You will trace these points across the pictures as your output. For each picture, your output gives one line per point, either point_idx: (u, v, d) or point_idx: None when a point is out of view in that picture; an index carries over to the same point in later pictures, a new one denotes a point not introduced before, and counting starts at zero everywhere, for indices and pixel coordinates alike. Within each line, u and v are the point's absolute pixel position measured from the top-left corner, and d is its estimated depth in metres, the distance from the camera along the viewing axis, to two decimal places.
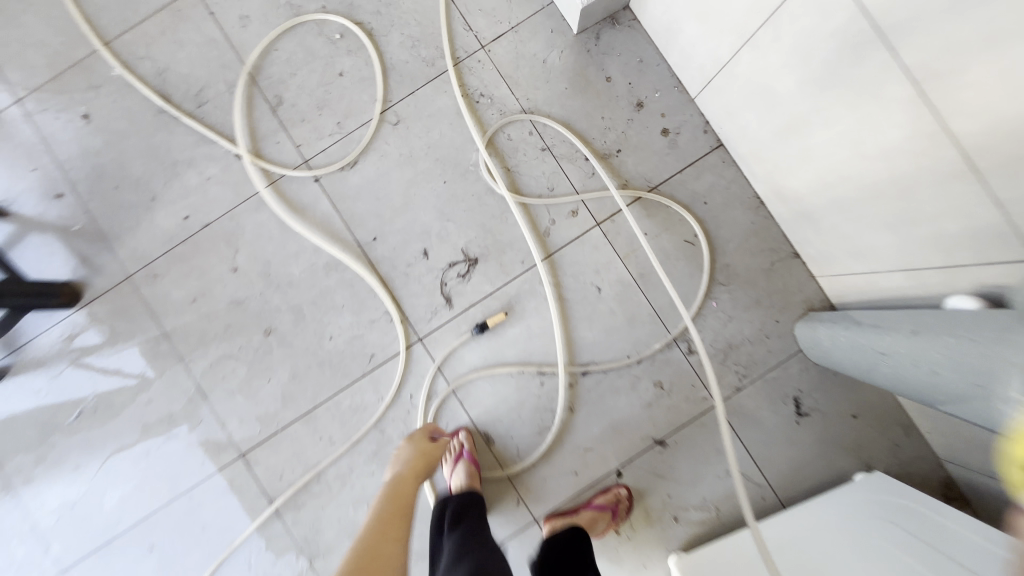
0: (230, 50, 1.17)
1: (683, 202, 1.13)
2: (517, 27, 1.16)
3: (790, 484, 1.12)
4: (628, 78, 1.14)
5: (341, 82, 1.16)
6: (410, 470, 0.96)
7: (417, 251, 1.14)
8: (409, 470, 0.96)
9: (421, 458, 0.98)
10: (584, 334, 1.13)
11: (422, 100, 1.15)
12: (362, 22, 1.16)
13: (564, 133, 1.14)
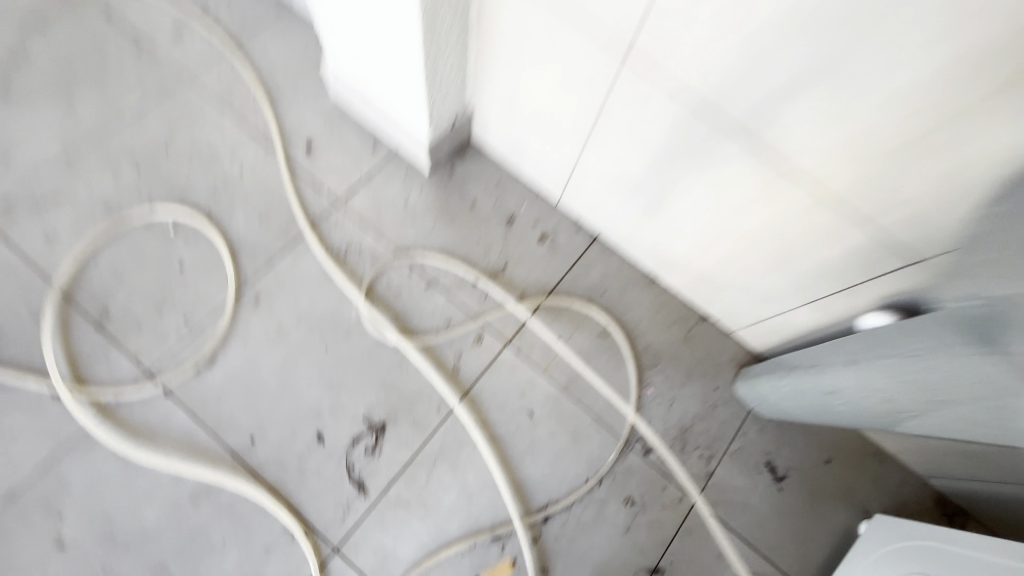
0: (33, 273, 0.99)
1: (583, 298, 1.10)
2: (369, 177, 1.14)
3: (804, 564, 0.98)
4: (492, 199, 1.16)
5: (182, 273, 1.02)
6: None
7: (309, 437, 0.94)
8: None
9: None
10: (530, 470, 0.97)
11: (282, 270, 1.05)
12: (198, 208, 1.07)
13: (445, 263, 1.09)
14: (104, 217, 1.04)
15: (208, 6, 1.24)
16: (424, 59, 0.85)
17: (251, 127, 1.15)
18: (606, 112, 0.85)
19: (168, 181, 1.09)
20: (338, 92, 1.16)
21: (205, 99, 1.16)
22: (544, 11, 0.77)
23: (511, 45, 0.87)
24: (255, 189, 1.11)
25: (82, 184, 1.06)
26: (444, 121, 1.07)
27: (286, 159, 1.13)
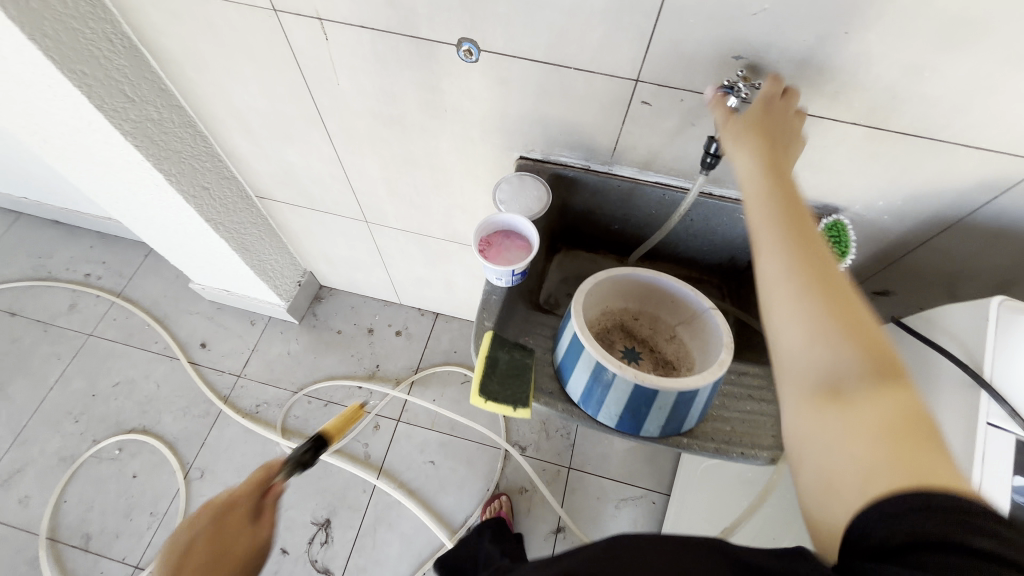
0: (19, 532, 1.25)
1: (442, 362, 1.48)
2: (256, 346, 1.50)
3: (658, 475, 1.34)
4: (352, 322, 1.54)
5: (138, 479, 1.31)
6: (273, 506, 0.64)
7: (276, 554, 1.23)
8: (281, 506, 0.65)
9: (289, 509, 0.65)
10: (446, 501, 1.30)
11: (214, 442, 1.36)
12: (134, 427, 1.38)
13: (333, 384, 1.44)
14: (63, 465, 1.33)
15: (91, 274, 1.60)
16: (251, 265, 1.25)
17: (154, 349, 1.49)
18: (381, 248, 1.26)
19: (104, 417, 1.39)
20: (211, 296, 1.53)
21: (112, 344, 1.49)
22: (308, 214, 1.18)
23: (305, 231, 1.28)
24: (173, 392, 1.43)
25: (37, 449, 1.34)
26: (290, 287, 1.45)
27: (189, 361, 1.47)
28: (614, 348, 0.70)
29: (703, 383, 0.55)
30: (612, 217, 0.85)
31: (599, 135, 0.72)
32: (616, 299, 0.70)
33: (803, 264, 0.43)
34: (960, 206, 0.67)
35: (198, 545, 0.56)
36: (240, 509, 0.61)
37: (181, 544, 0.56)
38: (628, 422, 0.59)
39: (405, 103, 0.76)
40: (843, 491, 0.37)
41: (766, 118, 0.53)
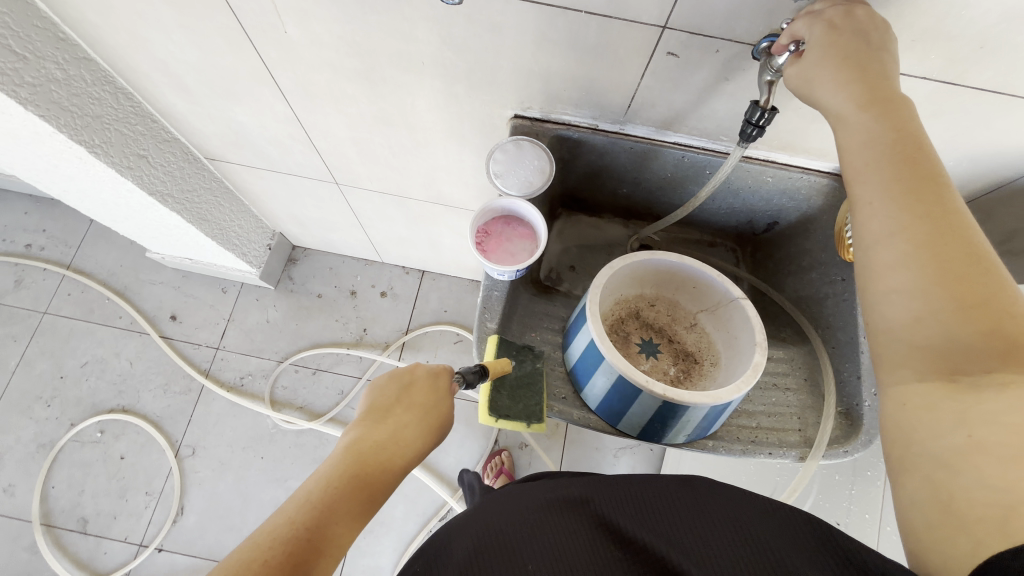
0: (11, 520, 1.22)
1: (432, 323, 1.41)
2: (231, 316, 1.40)
3: None
4: (333, 285, 1.44)
5: (127, 460, 1.27)
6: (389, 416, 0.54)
7: None
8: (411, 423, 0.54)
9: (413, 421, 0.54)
10: (447, 461, 1.31)
11: (201, 419, 1.31)
12: (113, 407, 1.31)
13: (319, 351, 1.37)
14: (44, 451, 1.27)
15: (32, 245, 1.43)
16: (212, 236, 1.12)
17: (120, 325, 1.38)
18: (357, 210, 1.13)
19: (78, 400, 1.31)
20: (173, 264, 1.40)
21: (72, 322, 1.38)
22: (270, 176, 1.04)
23: (269, 194, 1.13)
24: (149, 369, 1.35)
25: (11, 436, 1.28)
26: (260, 252, 1.33)
27: (160, 335, 1.37)
28: (630, 340, 0.63)
29: (735, 394, 0.50)
30: (620, 181, 0.75)
31: (611, 91, 0.60)
32: (631, 287, 0.63)
33: (928, 245, 0.38)
34: (1018, 166, 0.60)
35: (403, 399, 0.56)
36: (440, 380, 0.59)
37: (388, 395, 0.55)
38: (651, 431, 0.55)
39: (373, 54, 0.62)
40: (964, 513, 0.31)
41: (847, 41, 0.43)
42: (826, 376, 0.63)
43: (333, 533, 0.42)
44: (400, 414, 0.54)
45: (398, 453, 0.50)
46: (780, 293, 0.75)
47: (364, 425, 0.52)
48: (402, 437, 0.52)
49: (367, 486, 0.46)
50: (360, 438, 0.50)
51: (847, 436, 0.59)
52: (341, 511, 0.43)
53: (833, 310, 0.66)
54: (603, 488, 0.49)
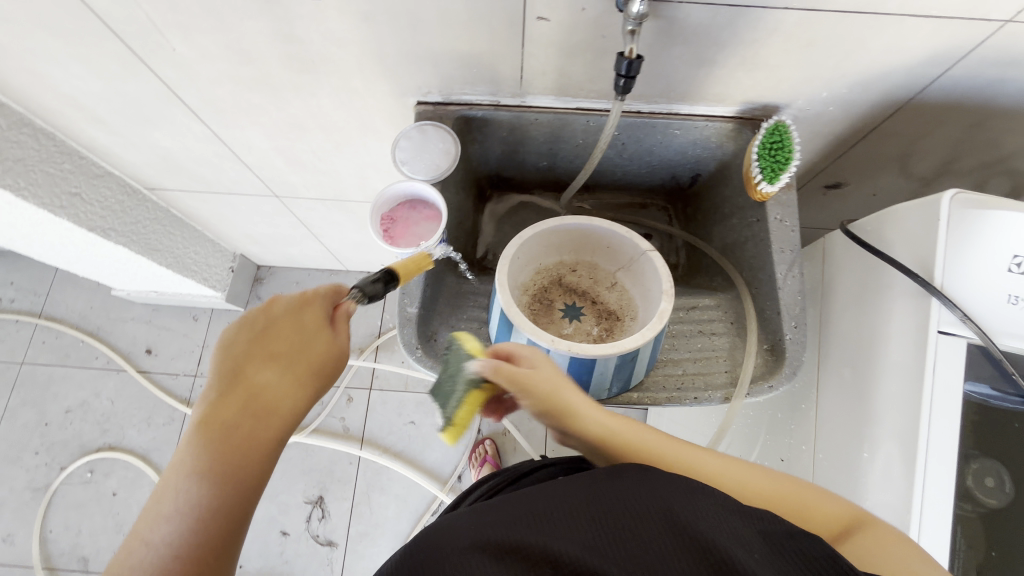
0: (14, 568, 1.24)
1: None
2: (205, 342, 1.42)
3: None
4: None
5: (119, 496, 1.29)
6: (240, 375, 0.43)
7: (277, 536, 1.25)
8: (276, 373, 0.44)
9: (282, 366, 0.45)
10: (433, 455, 1.32)
11: None
12: (99, 446, 1.33)
13: None
14: (38, 497, 1.29)
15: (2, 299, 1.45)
16: (167, 265, 1.13)
17: (97, 365, 1.39)
18: (305, 221, 1.15)
19: (66, 443, 1.33)
20: (142, 298, 1.42)
21: (50, 368, 1.39)
22: (212, 198, 1.05)
23: (218, 216, 1.14)
24: (130, 404, 1.37)
25: (5, 487, 1.30)
26: (223, 275, 1.34)
27: (137, 370, 1.39)
28: (554, 307, 0.64)
29: (640, 343, 0.52)
30: (538, 154, 0.76)
31: (500, 64, 0.61)
32: (550, 255, 0.64)
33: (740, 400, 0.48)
34: (908, 84, 0.60)
35: (261, 345, 0.46)
36: (305, 314, 0.49)
37: (239, 346, 0.45)
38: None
39: (264, 60, 0.62)
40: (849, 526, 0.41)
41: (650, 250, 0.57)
42: (750, 316, 0.64)
43: (201, 544, 0.36)
44: (259, 364, 0.44)
45: (265, 421, 0.42)
46: (708, 244, 0.76)
47: (214, 391, 0.42)
48: (270, 396, 0.43)
49: (232, 469, 0.39)
50: (208, 416, 0.40)
51: (773, 370, 0.59)
52: (205, 519, 0.37)
53: (752, 252, 0.67)
54: (550, 506, 0.40)
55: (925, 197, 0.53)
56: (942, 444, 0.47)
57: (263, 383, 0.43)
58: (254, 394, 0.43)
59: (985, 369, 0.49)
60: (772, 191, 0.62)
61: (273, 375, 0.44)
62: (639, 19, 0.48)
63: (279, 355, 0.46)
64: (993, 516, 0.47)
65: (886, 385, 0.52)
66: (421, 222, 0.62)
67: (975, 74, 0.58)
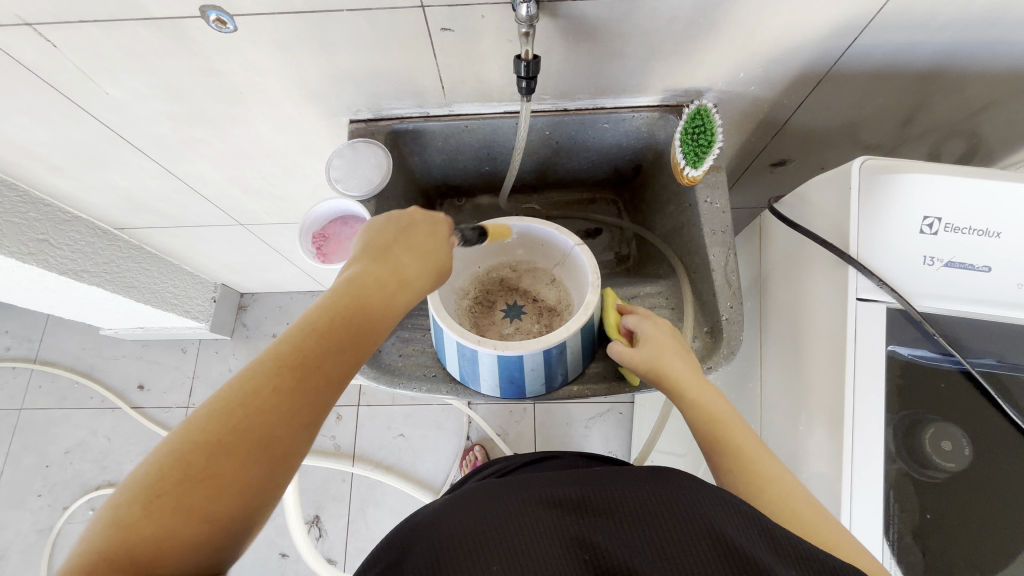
0: None
1: None
2: (195, 373, 1.45)
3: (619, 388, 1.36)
4: (285, 322, 1.48)
5: None
6: (383, 253, 0.47)
7: (277, 559, 1.26)
8: (409, 259, 0.47)
9: (416, 255, 0.48)
10: (425, 465, 1.33)
11: None
12: (99, 483, 1.36)
13: None
14: (43, 538, 1.32)
15: None
16: (146, 300, 1.16)
17: (92, 404, 1.43)
18: (276, 246, 1.17)
19: (67, 483, 1.36)
20: (131, 336, 1.45)
21: (47, 411, 1.43)
22: (181, 232, 1.08)
23: (191, 249, 1.17)
24: (127, 439, 1.39)
25: (11, 530, 1.33)
26: (206, 306, 1.37)
27: (131, 406, 1.41)
28: (495, 308, 0.65)
29: (566, 335, 0.53)
30: (477, 160, 0.78)
31: (419, 77, 0.63)
32: (484, 259, 0.65)
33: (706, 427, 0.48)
34: (821, 58, 0.61)
35: (402, 242, 0.48)
36: (442, 228, 0.51)
37: (385, 235, 0.48)
38: (510, 389, 0.57)
39: (194, 94, 0.65)
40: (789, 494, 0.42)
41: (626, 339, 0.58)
42: (689, 301, 0.65)
43: (302, 406, 0.37)
44: (398, 258, 0.47)
45: (393, 296, 0.45)
46: (653, 232, 0.77)
47: (362, 267, 0.45)
48: (399, 292, 0.45)
49: (348, 351, 0.40)
50: (355, 276, 0.44)
51: (712, 351, 0.60)
52: (315, 383, 0.38)
53: (688, 237, 0.67)
54: (562, 487, 0.42)
55: (838, 167, 0.53)
56: (868, 411, 0.47)
57: (397, 265, 0.46)
58: (391, 272, 0.46)
59: (907, 332, 0.49)
60: (698, 174, 0.62)
61: (406, 262, 0.47)
62: (530, 21, 0.49)
63: (415, 247, 0.49)
64: (929, 477, 0.47)
65: (816, 357, 0.52)
66: (350, 238, 0.64)
67: (884, 41, 0.58)
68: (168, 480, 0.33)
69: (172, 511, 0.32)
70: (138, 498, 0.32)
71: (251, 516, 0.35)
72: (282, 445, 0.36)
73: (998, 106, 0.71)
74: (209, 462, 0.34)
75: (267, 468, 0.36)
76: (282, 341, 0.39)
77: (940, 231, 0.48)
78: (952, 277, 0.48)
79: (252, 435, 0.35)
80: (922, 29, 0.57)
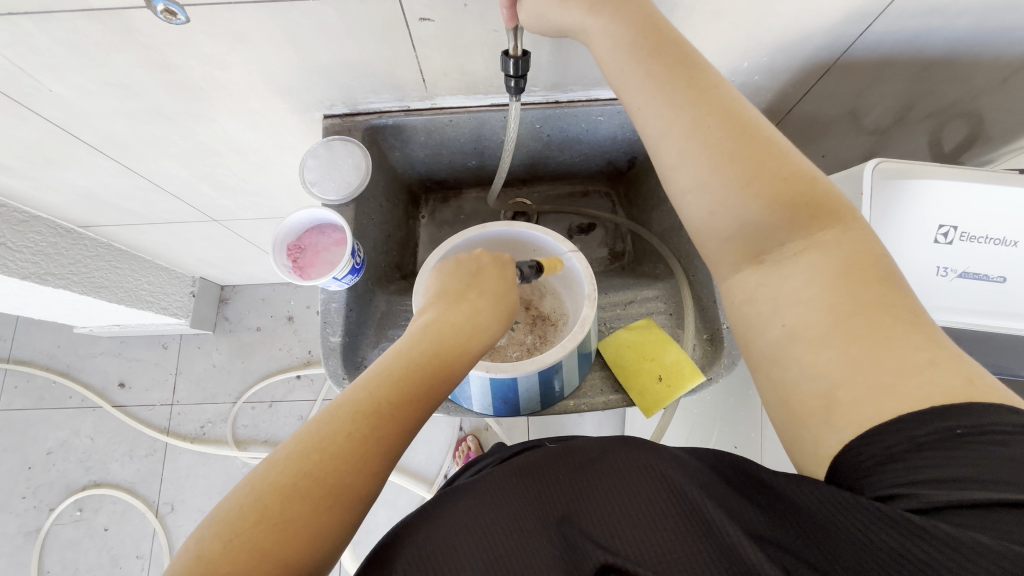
0: None
1: None
2: (178, 369, 1.41)
3: None
4: (269, 315, 1.43)
5: (111, 531, 1.29)
6: (457, 298, 0.47)
7: None
8: (483, 301, 0.48)
9: (488, 297, 0.48)
10: (417, 457, 1.32)
11: (173, 475, 1.33)
12: (85, 484, 1.33)
13: (269, 383, 1.37)
14: (31, 540, 1.29)
15: None
16: (120, 300, 1.10)
17: (72, 404, 1.38)
18: (253, 239, 1.11)
19: (51, 484, 1.33)
20: (107, 333, 1.40)
21: (26, 412, 1.38)
22: (151, 229, 1.02)
23: (164, 244, 1.11)
24: (111, 438, 1.36)
25: None
26: (185, 301, 1.32)
27: (113, 405, 1.37)
28: None
29: (561, 355, 0.52)
30: (464, 154, 0.73)
31: (398, 71, 0.58)
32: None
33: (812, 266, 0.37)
34: (832, 45, 0.57)
35: (472, 285, 0.49)
36: (508, 270, 0.52)
37: (457, 281, 0.49)
38: (502, 408, 0.55)
39: (149, 91, 0.59)
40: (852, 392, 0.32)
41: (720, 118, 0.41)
42: (688, 307, 0.63)
43: (376, 455, 0.36)
44: (471, 301, 0.47)
45: (471, 339, 0.45)
46: (649, 230, 0.73)
47: (437, 313, 0.46)
48: (467, 334, 0.45)
49: (419, 400, 0.39)
50: (435, 321, 0.45)
51: (712, 360, 0.57)
52: (387, 431, 0.37)
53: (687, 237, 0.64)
54: (573, 489, 0.38)
55: (849, 168, 0.50)
56: None
57: (473, 309, 0.46)
58: (467, 315, 0.46)
59: None
60: None
61: (481, 306, 0.47)
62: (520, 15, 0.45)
63: (488, 291, 0.49)
64: None
65: None
66: (328, 249, 0.60)
67: (897, 28, 0.54)
68: (245, 521, 0.32)
69: (248, 552, 0.31)
70: (218, 535, 0.32)
71: (317, 565, 0.33)
72: (352, 495, 0.35)
73: (1011, 91, 0.68)
74: (284, 506, 0.33)
75: (339, 514, 0.34)
76: (356, 387, 0.39)
77: (955, 240, 0.46)
78: (965, 288, 0.46)
79: (325, 481, 0.34)
80: (939, 15, 0.53)
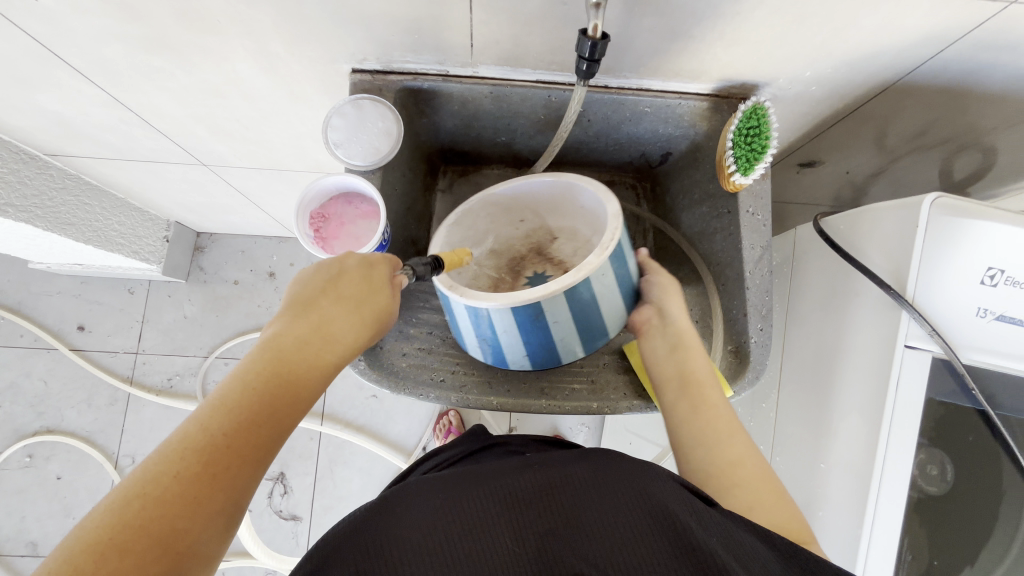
0: None
1: None
2: (144, 316, 1.32)
3: None
4: (248, 268, 1.35)
5: (64, 480, 1.23)
6: (310, 303, 0.44)
7: None
8: (338, 308, 0.44)
9: (351, 301, 0.45)
10: (396, 428, 1.30)
11: (135, 427, 1.26)
12: (35, 429, 1.25)
13: (244, 340, 1.30)
14: None
15: None
16: (87, 239, 1.01)
17: (23, 343, 1.28)
18: (241, 188, 1.02)
19: None
20: (67, 271, 1.29)
21: None
22: (129, 166, 0.92)
23: (140, 184, 1.01)
24: (66, 384, 1.27)
25: None
26: (157, 246, 1.22)
27: (69, 349, 1.28)
28: (522, 273, 0.69)
29: (540, 295, 0.49)
30: (495, 129, 0.69)
31: (445, 31, 0.52)
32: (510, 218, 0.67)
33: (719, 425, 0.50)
34: (897, 65, 0.55)
35: (331, 290, 0.45)
36: (380, 268, 0.48)
37: (313, 285, 0.45)
38: (488, 353, 0.56)
39: (155, 16, 0.51)
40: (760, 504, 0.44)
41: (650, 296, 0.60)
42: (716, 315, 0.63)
43: (209, 502, 0.34)
44: (327, 308, 0.44)
45: (323, 350, 0.42)
46: (677, 230, 0.72)
47: (282, 327, 0.42)
48: (324, 348, 0.42)
49: (264, 434, 0.37)
50: (279, 335, 0.41)
51: (736, 373, 0.59)
52: (228, 464, 0.35)
53: (720, 245, 0.63)
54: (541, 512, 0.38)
55: (904, 197, 0.49)
56: (896, 461, 0.46)
57: (322, 321, 0.43)
58: (315, 321, 0.43)
59: (948, 383, 0.48)
60: (746, 183, 0.57)
61: (334, 312, 0.44)
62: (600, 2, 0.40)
63: (353, 293, 0.46)
64: (939, 516, 0.48)
65: (847, 397, 0.51)
66: (353, 219, 0.58)
67: (967, 58, 0.53)
68: None
69: None
70: None
71: None
72: (185, 550, 0.33)
73: None
74: None
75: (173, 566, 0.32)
76: (190, 421, 0.36)
77: (1000, 284, 0.46)
78: (1002, 332, 0.47)
79: (158, 529, 0.32)
80: (1011, 51, 0.52)
